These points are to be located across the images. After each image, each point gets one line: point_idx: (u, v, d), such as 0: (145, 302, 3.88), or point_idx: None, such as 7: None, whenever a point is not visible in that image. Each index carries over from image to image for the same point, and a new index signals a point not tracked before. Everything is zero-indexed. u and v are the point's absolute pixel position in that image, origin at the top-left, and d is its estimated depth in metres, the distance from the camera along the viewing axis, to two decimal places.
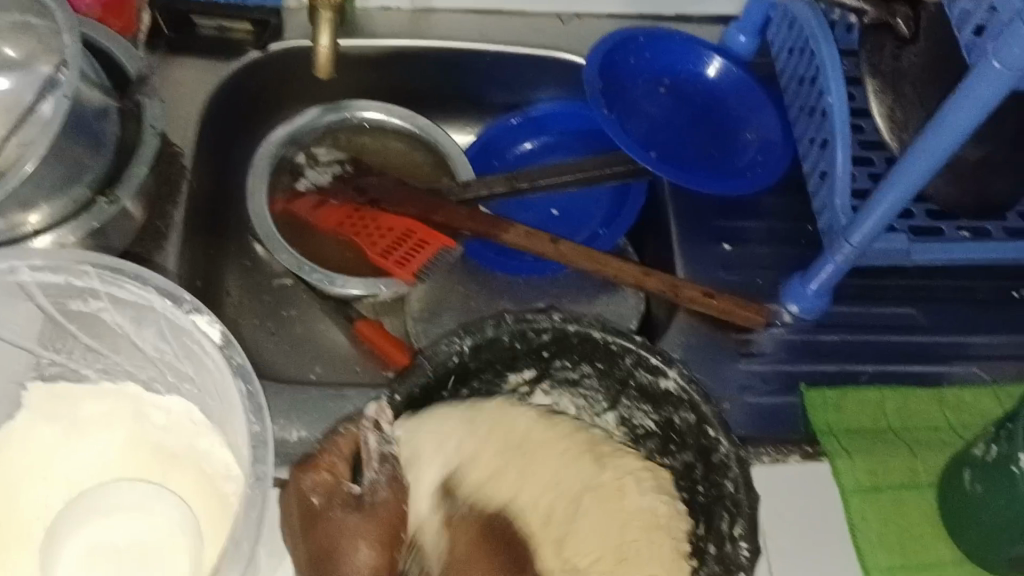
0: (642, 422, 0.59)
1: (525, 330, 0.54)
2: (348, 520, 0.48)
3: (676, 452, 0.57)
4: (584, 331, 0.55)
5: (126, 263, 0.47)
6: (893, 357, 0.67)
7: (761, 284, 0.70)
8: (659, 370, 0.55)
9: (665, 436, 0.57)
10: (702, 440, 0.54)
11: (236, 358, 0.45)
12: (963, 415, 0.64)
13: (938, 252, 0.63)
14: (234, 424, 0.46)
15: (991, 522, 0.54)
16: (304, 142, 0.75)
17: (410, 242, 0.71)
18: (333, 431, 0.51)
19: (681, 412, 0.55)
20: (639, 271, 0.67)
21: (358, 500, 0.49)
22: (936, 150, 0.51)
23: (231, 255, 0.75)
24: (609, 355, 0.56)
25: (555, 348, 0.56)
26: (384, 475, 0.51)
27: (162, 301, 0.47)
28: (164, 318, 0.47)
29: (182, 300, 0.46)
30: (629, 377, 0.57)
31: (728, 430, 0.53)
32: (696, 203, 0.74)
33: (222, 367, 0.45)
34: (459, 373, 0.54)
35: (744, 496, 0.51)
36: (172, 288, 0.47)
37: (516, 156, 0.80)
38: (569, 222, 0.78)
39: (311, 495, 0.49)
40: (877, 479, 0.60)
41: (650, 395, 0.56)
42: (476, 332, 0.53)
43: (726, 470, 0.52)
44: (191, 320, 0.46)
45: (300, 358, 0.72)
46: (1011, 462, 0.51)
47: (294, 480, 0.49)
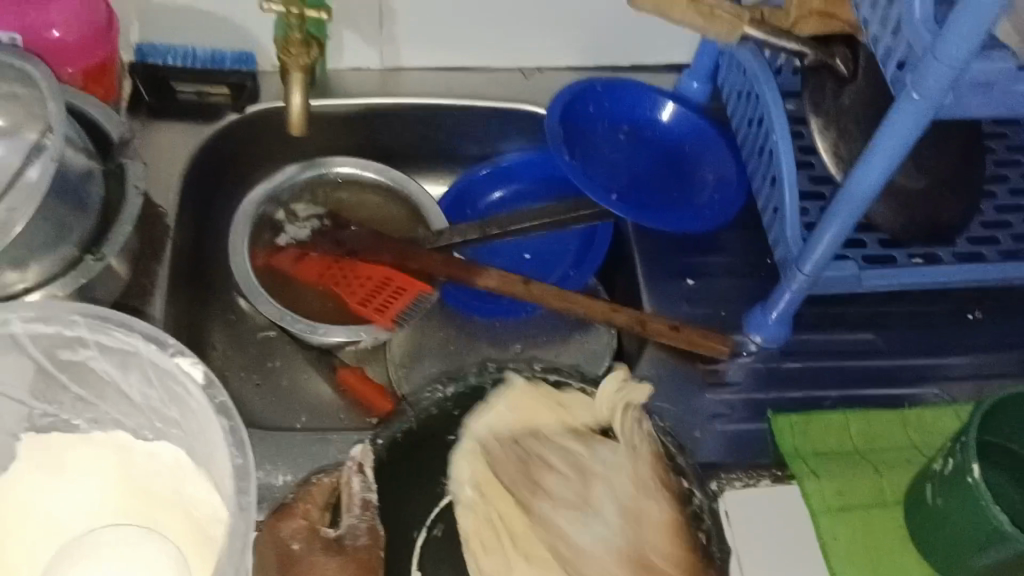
0: None
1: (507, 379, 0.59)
2: (320, 561, 0.53)
3: None
4: (563, 381, 0.60)
5: (113, 311, 0.49)
6: (854, 381, 0.70)
7: (725, 317, 0.73)
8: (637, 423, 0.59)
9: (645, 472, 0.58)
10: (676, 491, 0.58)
11: (218, 396, 0.46)
12: (926, 434, 0.66)
13: (889, 278, 0.66)
14: (217, 460, 0.47)
15: (953, 533, 0.56)
16: (283, 199, 0.78)
17: (389, 289, 0.74)
18: (306, 481, 0.56)
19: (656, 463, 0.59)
20: (608, 308, 0.70)
21: (338, 545, 0.54)
22: (873, 179, 0.55)
23: (214, 310, 0.77)
24: None
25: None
26: (364, 522, 0.55)
27: (147, 345, 0.48)
28: (149, 362, 0.49)
29: (167, 344, 0.48)
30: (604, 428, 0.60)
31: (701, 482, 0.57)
32: (659, 242, 0.77)
33: (206, 406, 0.46)
34: (442, 424, 0.58)
35: (716, 547, 0.55)
36: (155, 332, 0.48)
37: (488, 205, 0.83)
38: (541, 266, 0.81)
39: (291, 540, 0.53)
40: (844, 499, 0.62)
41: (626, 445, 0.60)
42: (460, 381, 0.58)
43: (699, 521, 0.56)
44: (175, 362, 0.47)
45: (284, 408, 0.74)
46: (965, 474, 0.53)
47: (271, 528, 0.54)
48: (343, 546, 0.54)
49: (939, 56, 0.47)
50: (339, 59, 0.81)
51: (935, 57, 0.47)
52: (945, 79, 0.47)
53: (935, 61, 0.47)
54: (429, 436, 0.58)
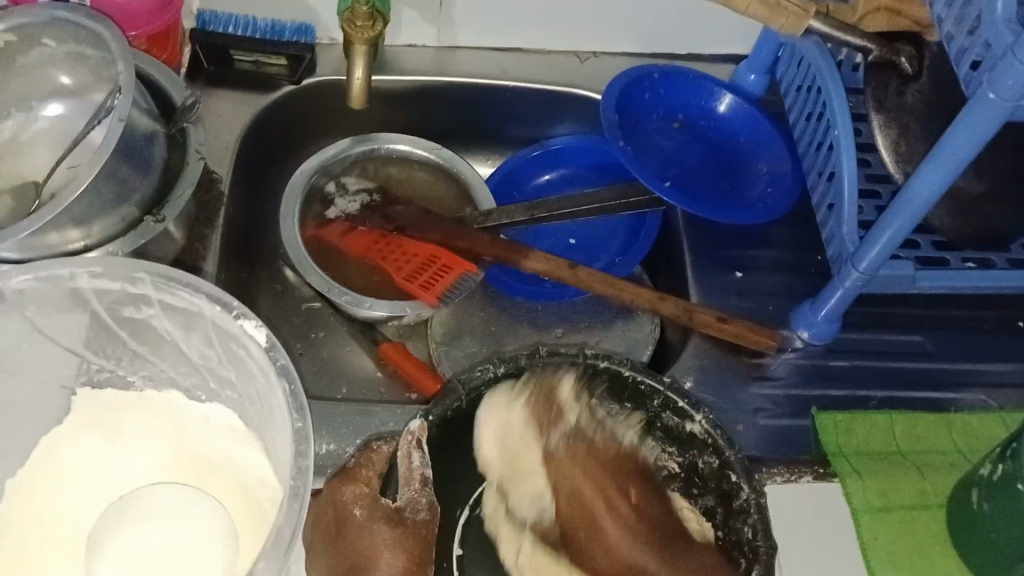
0: (667, 463, 0.60)
1: (558, 363, 0.57)
2: (376, 530, 0.51)
3: (698, 496, 0.58)
4: (615, 368, 0.57)
5: (179, 271, 0.49)
6: (900, 382, 0.69)
7: (771, 311, 0.72)
8: (687, 413, 0.57)
9: (689, 478, 0.59)
10: (724, 485, 0.56)
11: (280, 359, 0.47)
12: (971, 439, 0.65)
13: (944, 280, 0.66)
14: (274, 425, 0.48)
15: (997, 540, 0.55)
16: (334, 172, 0.79)
17: (435, 266, 0.75)
18: (366, 447, 0.54)
19: (704, 456, 0.57)
20: (655, 296, 0.70)
21: (397, 515, 0.52)
22: (937, 180, 0.54)
23: (261, 278, 0.78)
24: (636, 396, 0.58)
25: (585, 385, 0.59)
26: (424, 498, 0.53)
27: (212, 306, 0.49)
28: (212, 323, 0.49)
29: (231, 306, 0.48)
30: (657, 418, 0.59)
31: (749, 477, 0.54)
32: (709, 232, 0.76)
33: (266, 368, 0.47)
34: (490, 403, 0.57)
35: (760, 541, 0.52)
36: (220, 294, 0.49)
37: (536, 187, 0.83)
38: (585, 252, 0.81)
39: (353, 505, 0.52)
40: (886, 499, 0.61)
41: (676, 437, 0.58)
42: (511, 362, 0.56)
43: (744, 515, 0.54)
44: (239, 324, 0.48)
45: (326, 378, 0.75)
46: (1014, 481, 0.53)
47: (333, 491, 0.52)
48: (401, 518, 0.52)
49: (1020, 55, 0.46)
50: (395, 34, 0.81)
51: (1016, 57, 0.46)
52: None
53: (1016, 60, 0.46)
54: (475, 415, 0.57)
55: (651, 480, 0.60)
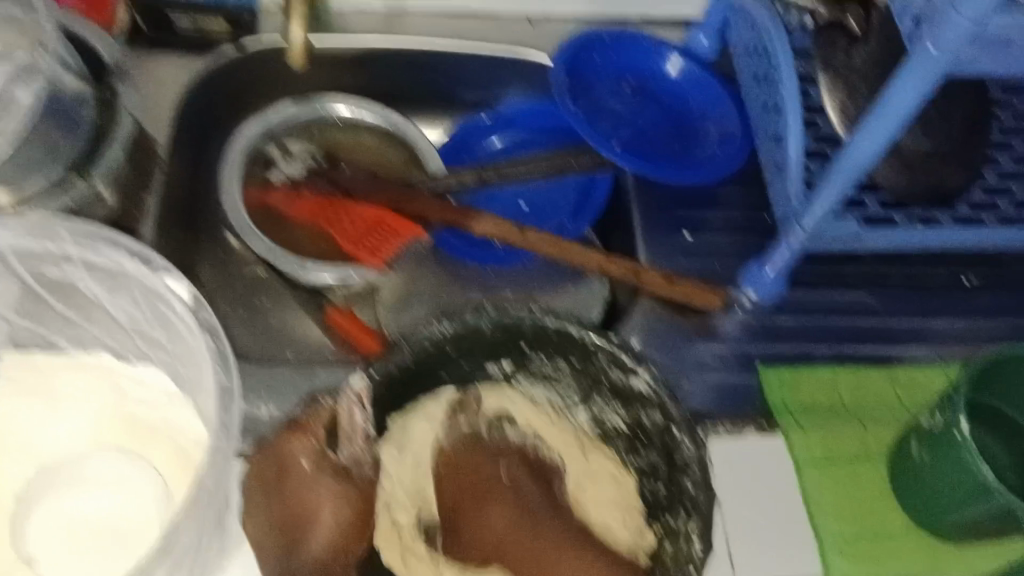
0: (613, 419, 0.60)
1: (504, 320, 0.56)
2: (322, 484, 0.51)
3: (644, 452, 0.58)
4: (562, 326, 0.57)
5: (98, 225, 0.49)
6: (846, 338, 0.70)
7: (719, 271, 0.72)
8: (631, 368, 0.56)
9: (633, 436, 0.59)
10: (667, 440, 0.55)
11: (207, 316, 0.45)
12: (914, 393, 0.66)
13: (886, 237, 0.66)
14: (202, 387, 0.46)
15: (937, 489, 0.56)
16: (276, 134, 0.77)
17: (382, 232, 0.74)
18: (312, 403, 0.53)
19: (649, 412, 0.56)
20: (602, 257, 0.70)
21: (344, 472, 0.52)
22: (881, 135, 0.54)
23: (205, 246, 0.77)
24: (584, 352, 0.58)
25: (533, 342, 0.58)
26: (367, 454, 0.54)
27: (133, 262, 0.48)
28: (136, 281, 0.49)
29: (152, 262, 0.48)
30: (603, 375, 0.58)
31: (693, 433, 0.54)
32: (658, 194, 0.76)
33: (194, 329, 0.46)
34: (434, 359, 0.56)
35: (701, 496, 0.53)
36: (141, 250, 0.48)
37: (487, 153, 0.82)
38: (538, 216, 0.80)
39: (301, 457, 0.51)
40: (829, 451, 0.62)
41: (621, 394, 0.58)
42: (455, 318, 0.55)
43: (687, 471, 0.54)
44: (162, 281, 0.47)
45: (271, 345, 0.74)
46: (951, 430, 0.53)
47: (279, 443, 0.51)
48: (346, 475, 0.53)
49: (959, 8, 0.45)
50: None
51: (956, 10, 0.46)
52: (964, 31, 0.46)
53: (955, 13, 0.46)
54: (420, 372, 0.56)
55: (469, 454, 0.59)
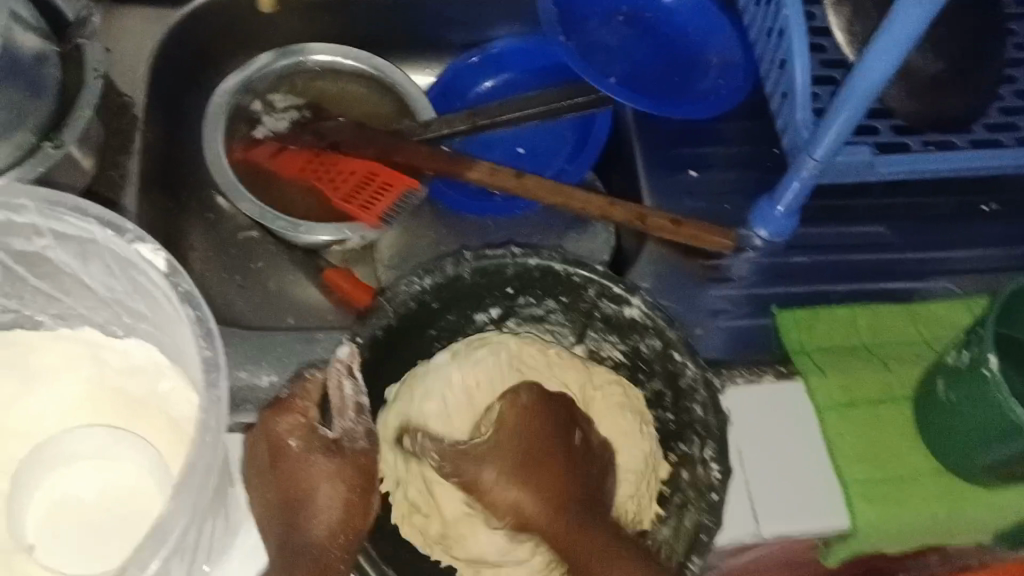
0: (611, 353, 0.59)
1: (488, 267, 0.55)
2: (315, 462, 0.48)
3: (647, 381, 0.57)
4: (545, 264, 0.55)
5: (65, 195, 0.43)
6: (861, 274, 0.67)
7: (728, 210, 0.69)
8: (622, 298, 0.55)
9: (634, 364, 0.58)
10: (669, 365, 0.55)
11: (183, 284, 0.42)
12: (935, 327, 0.63)
13: (905, 165, 0.62)
14: (184, 355, 0.44)
15: (965, 428, 0.53)
16: (259, 89, 0.73)
17: (374, 184, 0.70)
18: (297, 379, 0.51)
19: (647, 338, 0.55)
20: (605, 202, 0.67)
21: (337, 445, 0.49)
22: (894, 47, 0.50)
23: (191, 208, 0.74)
24: (570, 288, 0.57)
25: (518, 285, 0.57)
26: (363, 426, 0.50)
27: (102, 231, 0.43)
28: (107, 250, 0.43)
29: (124, 229, 0.43)
30: (595, 309, 0.57)
31: (692, 353, 0.53)
32: (661, 132, 0.73)
33: (168, 295, 0.42)
34: (422, 315, 0.55)
35: (712, 418, 0.52)
36: (111, 216, 0.43)
37: (478, 96, 0.78)
38: (535, 160, 0.77)
39: (287, 436, 0.48)
40: (850, 395, 0.59)
41: (615, 324, 0.57)
42: (437, 271, 0.53)
43: (694, 394, 0.53)
44: (134, 250, 0.42)
45: (268, 309, 0.72)
46: (980, 364, 0.51)
47: (265, 424, 0.49)
48: (340, 447, 0.49)
49: None
50: None
51: None
52: None
53: None
54: (409, 328, 0.55)
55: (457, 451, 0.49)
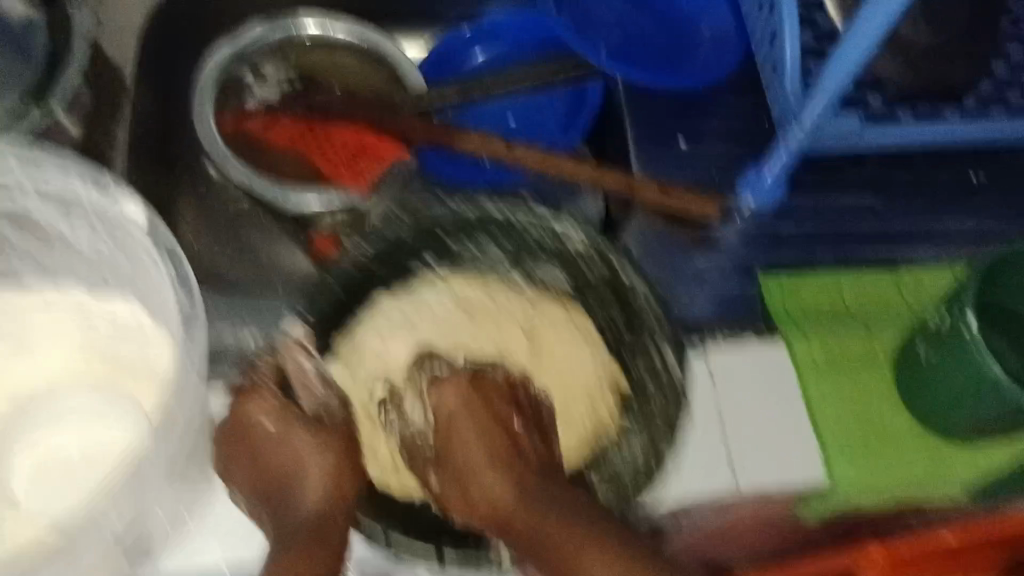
0: (559, 282, 0.60)
1: (419, 219, 0.56)
2: (296, 435, 0.50)
3: (597, 303, 0.58)
4: (479, 206, 0.55)
5: (46, 153, 0.47)
6: (851, 239, 0.69)
7: (717, 179, 0.70)
8: (560, 227, 0.55)
9: (583, 290, 0.58)
10: (615, 283, 0.55)
11: (165, 239, 0.46)
12: (922, 294, 0.63)
13: (892, 135, 0.63)
14: (157, 306, 0.47)
15: (946, 389, 0.54)
16: (251, 60, 0.73)
17: (368, 154, 0.71)
18: (251, 365, 0.53)
19: (591, 262, 0.56)
20: (595, 171, 0.67)
21: (318, 419, 0.52)
22: (878, 19, 0.50)
23: (185, 178, 0.74)
24: (507, 227, 0.57)
25: (459, 234, 0.58)
26: (333, 397, 0.54)
27: (86, 189, 0.46)
28: (90, 208, 0.46)
29: (106, 188, 0.46)
30: (537, 242, 0.57)
31: (636, 269, 0.54)
32: (652, 102, 0.73)
33: (148, 248, 0.45)
34: (364, 279, 0.57)
35: (660, 323, 0.53)
36: (93, 174, 0.47)
37: (472, 69, 0.78)
38: (529, 132, 0.77)
39: (263, 417, 0.50)
40: (830, 356, 0.60)
41: (558, 255, 0.57)
42: (369, 237, 0.56)
43: (641, 307, 0.54)
44: (116, 206, 0.46)
45: (258, 279, 0.72)
46: (958, 329, 0.51)
47: (237, 411, 0.51)
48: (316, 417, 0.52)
49: None
50: None
51: None
52: None
53: None
54: (352, 292, 0.57)
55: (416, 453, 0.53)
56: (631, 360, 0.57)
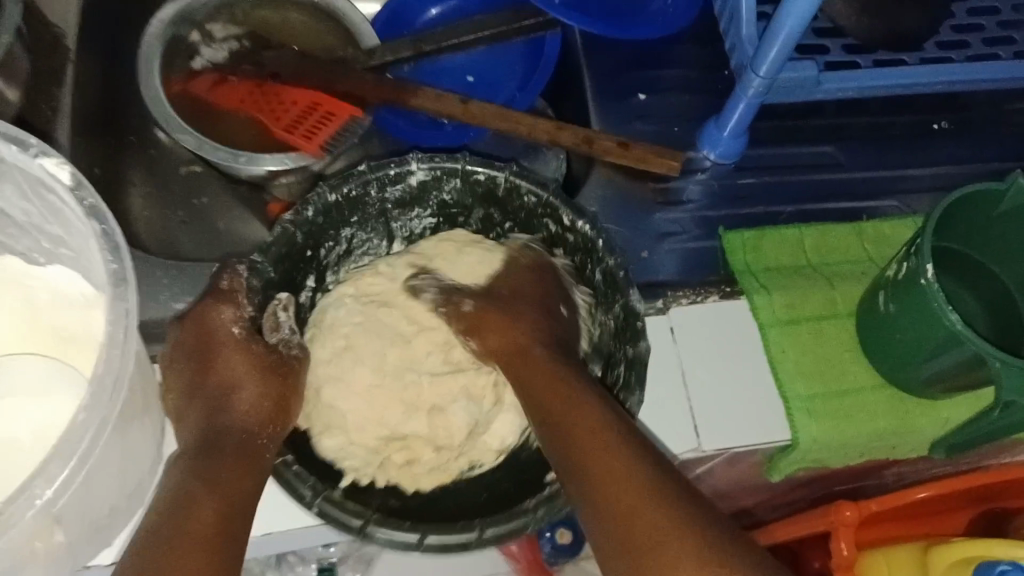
0: (421, 221, 0.59)
1: (284, 241, 0.51)
2: (246, 363, 0.49)
3: (467, 214, 0.59)
4: (321, 201, 0.52)
5: None
6: (813, 195, 0.67)
7: (677, 133, 0.69)
8: (403, 174, 0.54)
9: (447, 214, 0.59)
10: (480, 187, 0.56)
11: (88, 199, 0.41)
12: (883, 246, 0.63)
13: (850, 82, 0.62)
14: (99, 275, 0.44)
15: (905, 339, 0.53)
16: (197, 20, 0.70)
17: (317, 113, 0.68)
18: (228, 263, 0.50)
19: (445, 183, 0.55)
20: (551, 126, 0.65)
21: (272, 354, 0.51)
22: None
23: (131, 141, 0.72)
24: (355, 204, 0.54)
25: (315, 242, 0.54)
26: (296, 341, 0.53)
27: (6, 148, 0.41)
28: (15, 168, 0.42)
29: (29, 144, 0.41)
30: (385, 204, 0.56)
31: (490, 162, 0.54)
32: (609, 56, 0.71)
33: (74, 211, 0.41)
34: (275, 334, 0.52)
35: (545, 194, 0.54)
36: (15, 131, 0.41)
37: (426, 24, 0.76)
38: (486, 88, 0.76)
39: (233, 325, 0.49)
40: (794, 312, 0.58)
41: (407, 201, 0.56)
42: (235, 298, 0.49)
43: (517, 190, 0.55)
44: (39, 165, 0.41)
45: (211, 245, 0.71)
46: (918, 276, 0.51)
47: (205, 309, 0.49)
48: (277, 356, 0.51)
49: None
50: None
51: None
52: None
53: None
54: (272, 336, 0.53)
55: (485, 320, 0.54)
56: None
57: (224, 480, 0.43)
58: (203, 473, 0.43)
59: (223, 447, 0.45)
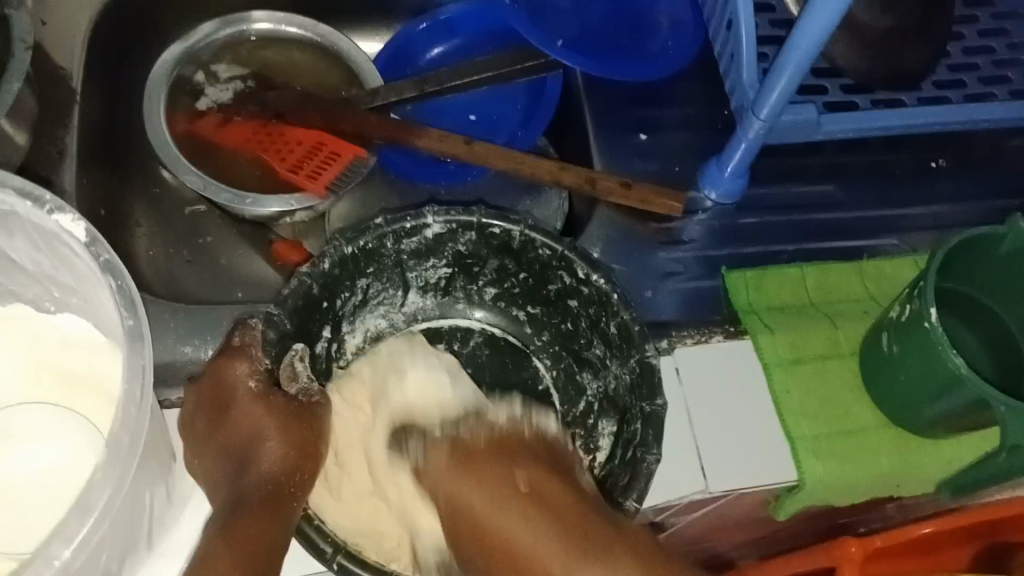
0: (436, 270, 0.61)
1: (298, 293, 0.52)
2: (266, 416, 0.50)
3: (482, 265, 0.60)
4: (337, 254, 0.53)
5: None
6: (814, 234, 0.67)
7: (678, 171, 0.69)
8: (417, 228, 0.55)
9: (462, 264, 0.60)
10: (495, 240, 0.57)
11: (104, 253, 0.41)
12: (884, 285, 0.63)
13: (852, 125, 0.62)
14: (112, 326, 0.44)
15: (910, 380, 0.54)
16: (202, 59, 0.72)
17: (322, 154, 0.69)
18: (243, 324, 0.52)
19: (459, 237, 0.57)
20: (554, 166, 0.66)
21: (293, 400, 0.51)
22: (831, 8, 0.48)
23: (136, 181, 0.73)
24: (370, 255, 0.56)
25: (330, 293, 0.55)
26: (314, 386, 0.53)
27: (22, 202, 0.41)
28: (29, 222, 0.42)
29: (43, 200, 0.41)
30: (399, 255, 0.57)
31: (506, 215, 0.55)
32: (610, 95, 0.72)
33: (90, 266, 0.41)
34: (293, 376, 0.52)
35: (558, 250, 0.55)
36: (30, 186, 0.41)
37: (429, 62, 0.77)
38: (487, 126, 0.76)
39: (248, 378, 0.50)
40: (797, 352, 0.59)
41: (421, 251, 0.58)
42: (249, 349, 0.50)
43: (530, 245, 0.56)
44: (54, 221, 0.41)
45: (216, 284, 0.72)
46: (922, 317, 0.51)
47: (220, 368, 0.50)
48: (300, 405, 0.51)
49: None
50: None
51: None
52: None
53: None
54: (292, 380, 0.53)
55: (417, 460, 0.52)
56: (542, 290, 0.60)
57: (247, 532, 0.46)
58: (232, 533, 0.46)
59: (249, 500, 0.47)
